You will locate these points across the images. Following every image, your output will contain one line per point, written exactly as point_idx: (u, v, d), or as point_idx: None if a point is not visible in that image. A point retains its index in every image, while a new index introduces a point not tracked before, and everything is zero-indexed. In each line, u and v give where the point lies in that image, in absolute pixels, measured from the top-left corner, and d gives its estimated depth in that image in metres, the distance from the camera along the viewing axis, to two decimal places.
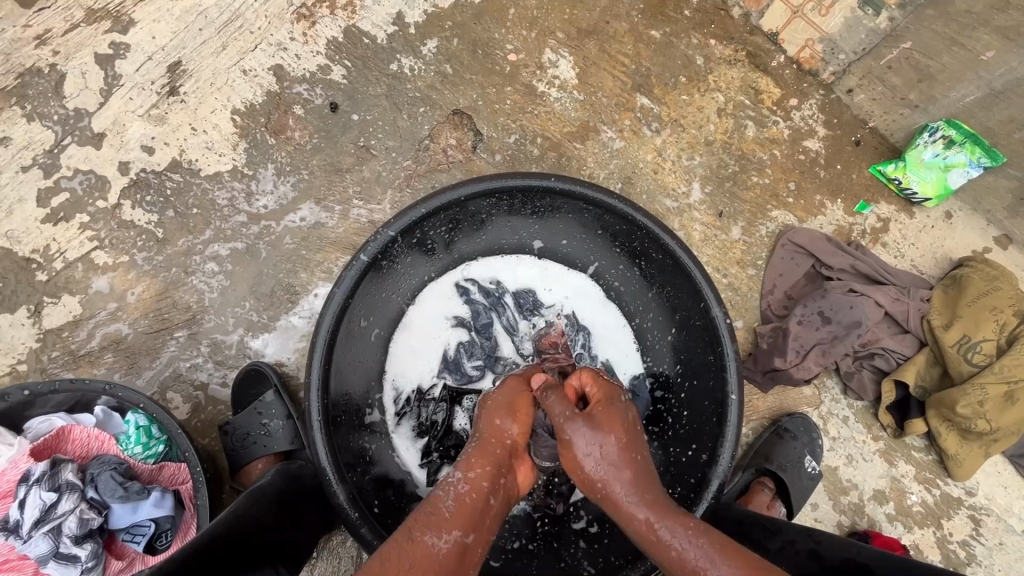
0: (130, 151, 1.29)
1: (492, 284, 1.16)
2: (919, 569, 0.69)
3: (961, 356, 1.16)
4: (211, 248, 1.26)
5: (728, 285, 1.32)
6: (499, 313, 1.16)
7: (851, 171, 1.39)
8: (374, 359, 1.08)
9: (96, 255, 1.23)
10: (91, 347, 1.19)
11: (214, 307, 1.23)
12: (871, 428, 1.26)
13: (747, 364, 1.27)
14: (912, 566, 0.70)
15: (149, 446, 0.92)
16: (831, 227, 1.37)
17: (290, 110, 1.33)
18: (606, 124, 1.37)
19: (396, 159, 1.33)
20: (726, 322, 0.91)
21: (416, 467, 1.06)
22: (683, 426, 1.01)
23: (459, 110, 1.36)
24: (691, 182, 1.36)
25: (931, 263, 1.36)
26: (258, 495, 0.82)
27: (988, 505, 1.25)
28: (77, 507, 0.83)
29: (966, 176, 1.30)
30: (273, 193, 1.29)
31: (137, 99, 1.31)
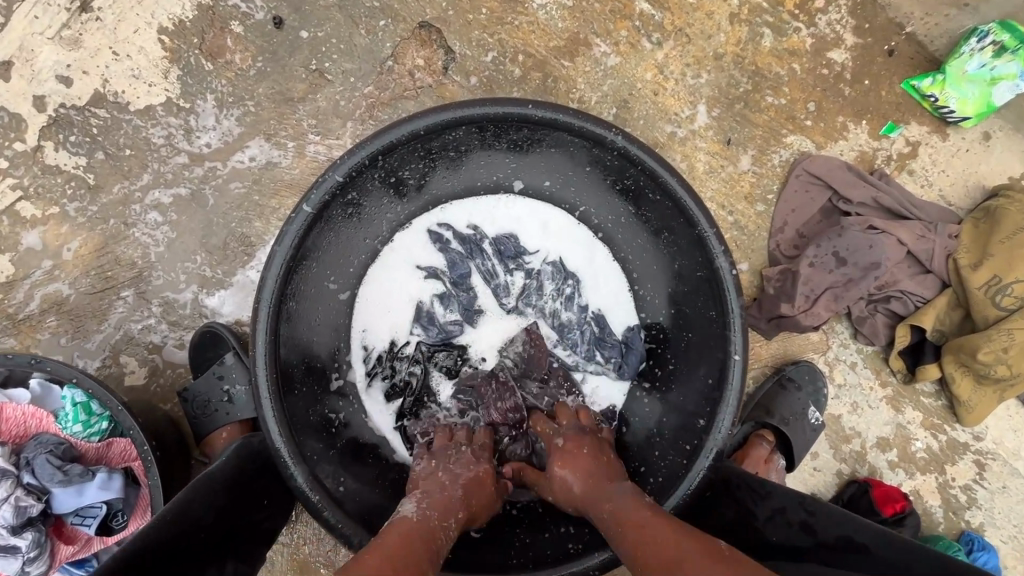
0: (43, 82, 1.10)
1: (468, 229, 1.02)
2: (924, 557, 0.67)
3: (987, 298, 1.05)
4: (151, 195, 1.11)
5: (733, 225, 1.18)
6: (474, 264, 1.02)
7: (880, 88, 1.21)
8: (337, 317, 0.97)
9: (22, 207, 1.09)
10: (31, 310, 1.08)
11: (162, 262, 1.10)
12: (879, 374, 1.18)
13: (752, 311, 1.17)
14: (917, 554, 0.68)
15: (90, 424, 0.83)
16: (853, 153, 1.21)
17: (227, 28, 1.13)
18: (599, 35, 1.17)
19: (355, 84, 1.14)
20: (731, 273, 0.79)
21: (390, 431, 0.98)
22: (682, 384, 0.92)
23: (426, 23, 1.15)
24: (697, 105, 1.19)
25: (961, 193, 1.21)
26: (199, 483, 0.73)
27: (995, 450, 1.20)
28: (12, 495, 0.76)
29: (1014, 90, 1.12)
30: (215, 129, 1.12)
31: (43, 18, 1.10)
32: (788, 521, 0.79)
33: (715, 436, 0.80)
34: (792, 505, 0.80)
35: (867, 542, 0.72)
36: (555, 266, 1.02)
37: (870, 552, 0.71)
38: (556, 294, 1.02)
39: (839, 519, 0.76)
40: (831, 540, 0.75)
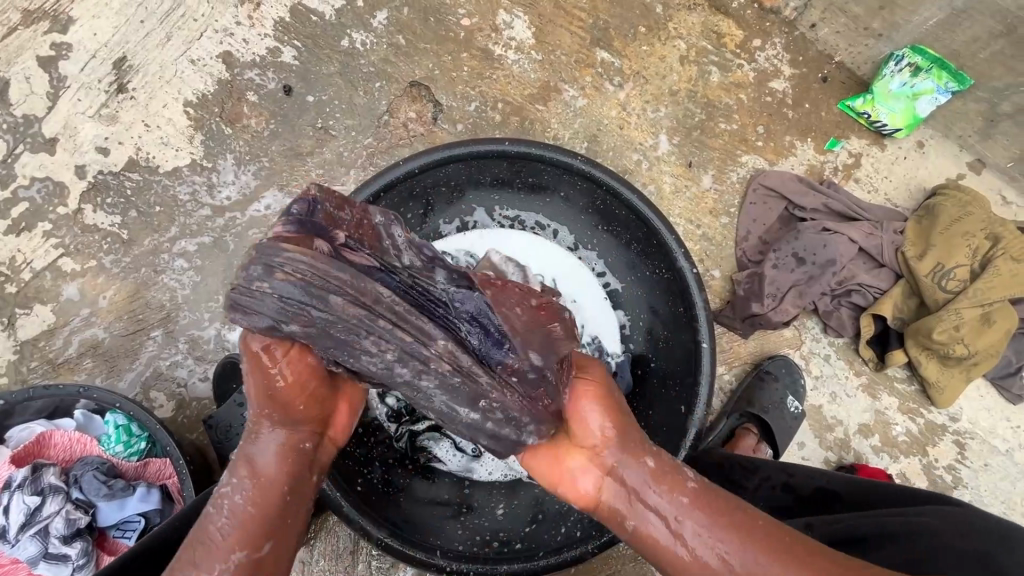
0: (85, 154, 1.26)
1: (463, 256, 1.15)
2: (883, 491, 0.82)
3: (935, 284, 1.16)
4: (178, 244, 1.24)
5: (702, 236, 1.31)
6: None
7: (820, 109, 1.37)
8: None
9: (63, 262, 1.22)
10: (70, 354, 1.19)
11: (188, 303, 1.22)
12: (853, 363, 1.27)
13: (726, 313, 1.26)
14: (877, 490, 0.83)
15: (130, 444, 0.92)
16: (802, 167, 1.36)
17: (244, 97, 1.30)
18: (567, 82, 1.34)
19: (356, 137, 1.30)
20: (692, 273, 0.94)
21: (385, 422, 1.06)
22: (656, 392, 1.05)
23: (416, 82, 1.33)
24: (658, 135, 1.34)
25: (905, 195, 1.35)
26: None
27: (972, 429, 1.27)
28: (63, 508, 0.84)
29: (934, 102, 1.29)
30: (234, 184, 1.27)
31: (85, 100, 1.28)
32: (773, 487, 0.90)
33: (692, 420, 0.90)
34: (775, 471, 0.91)
35: (838, 490, 0.85)
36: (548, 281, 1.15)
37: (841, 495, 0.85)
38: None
39: (815, 471, 0.88)
40: (808, 493, 0.87)
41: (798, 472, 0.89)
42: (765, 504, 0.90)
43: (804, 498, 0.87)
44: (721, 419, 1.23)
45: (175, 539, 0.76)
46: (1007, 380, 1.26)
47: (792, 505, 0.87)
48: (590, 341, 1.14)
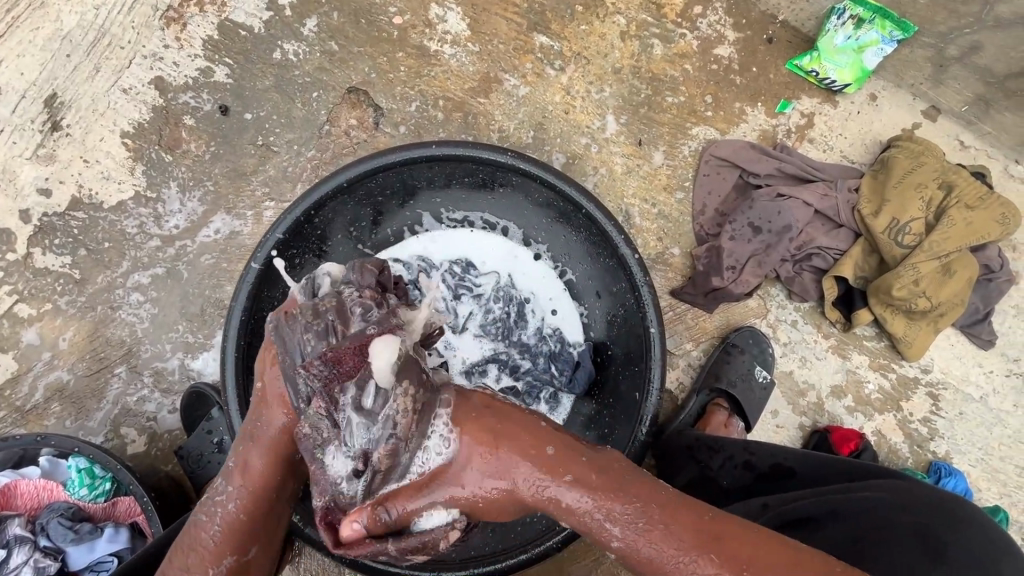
0: (27, 197, 1.25)
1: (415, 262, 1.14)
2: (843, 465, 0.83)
3: (891, 240, 1.15)
4: (132, 278, 1.23)
5: (658, 214, 1.29)
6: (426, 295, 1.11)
7: (768, 72, 1.34)
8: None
9: (19, 308, 1.22)
10: (37, 400, 1.19)
11: (148, 336, 1.22)
12: (820, 327, 1.26)
13: (689, 289, 1.25)
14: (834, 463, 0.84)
15: (95, 486, 0.93)
16: (755, 133, 1.33)
17: (181, 122, 1.28)
18: (507, 71, 1.31)
19: (299, 151, 1.28)
20: (636, 259, 0.93)
21: None
22: (618, 378, 1.05)
23: (353, 88, 1.30)
24: (605, 115, 1.32)
25: (861, 151, 1.33)
26: None
27: (945, 379, 1.26)
28: (31, 557, 0.85)
29: (880, 53, 1.26)
30: (181, 211, 1.26)
31: (21, 142, 1.26)
32: (735, 465, 0.92)
33: (647, 403, 0.92)
34: (738, 449, 0.93)
35: (794, 465, 0.87)
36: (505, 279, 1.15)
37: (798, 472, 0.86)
38: (510, 311, 1.14)
39: (773, 448, 0.90)
40: (767, 470, 0.89)
41: (757, 450, 0.91)
42: (728, 481, 0.92)
43: (763, 475, 0.89)
44: (689, 396, 1.22)
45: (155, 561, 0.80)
46: (976, 327, 1.25)
47: (751, 482, 0.90)
48: (553, 333, 1.14)
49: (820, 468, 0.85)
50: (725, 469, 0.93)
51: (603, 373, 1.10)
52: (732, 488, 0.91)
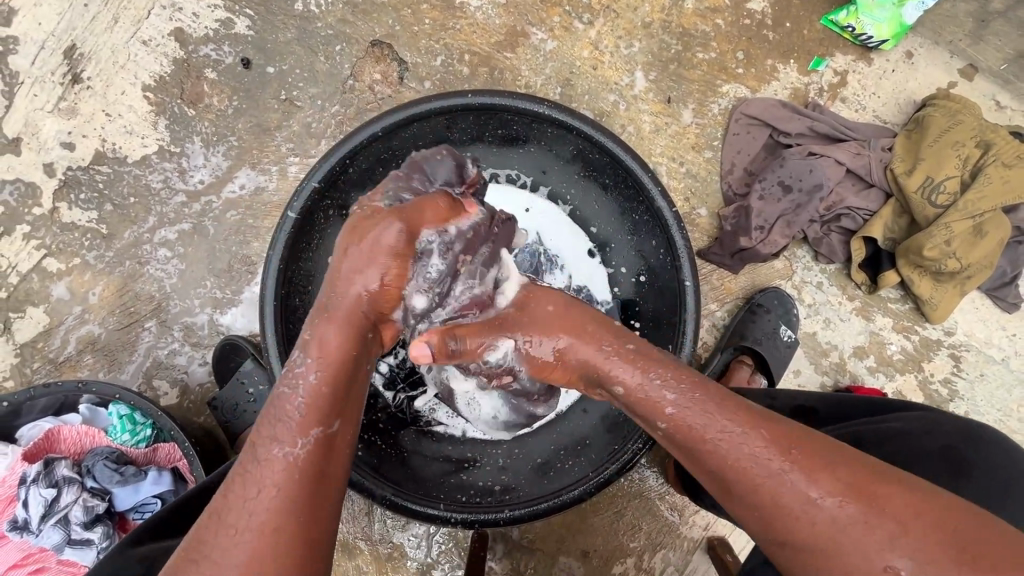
0: (51, 151, 1.24)
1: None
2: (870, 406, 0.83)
3: (924, 200, 1.13)
4: (159, 234, 1.24)
5: (686, 174, 1.28)
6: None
7: (802, 28, 1.31)
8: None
9: (48, 263, 1.22)
10: (69, 353, 1.21)
11: (177, 292, 1.23)
12: (846, 288, 1.26)
13: (715, 250, 1.25)
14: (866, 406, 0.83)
15: (136, 432, 0.95)
16: (787, 91, 1.30)
17: (202, 75, 1.26)
18: (535, 24, 1.28)
19: (323, 106, 1.27)
20: (671, 210, 0.92)
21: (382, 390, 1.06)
22: (646, 334, 1.05)
23: (377, 41, 1.27)
24: (634, 72, 1.29)
25: (894, 111, 1.30)
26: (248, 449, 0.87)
27: (967, 341, 1.27)
28: (79, 497, 0.88)
29: (921, 7, 1.22)
30: (206, 166, 1.25)
31: (42, 95, 1.24)
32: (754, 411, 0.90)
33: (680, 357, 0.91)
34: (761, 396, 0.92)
35: (815, 406, 0.87)
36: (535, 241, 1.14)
37: (816, 410, 0.86)
38: (537, 268, 1.13)
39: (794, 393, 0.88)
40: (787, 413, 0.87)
41: (780, 396, 0.89)
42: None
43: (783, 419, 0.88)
44: (712, 355, 1.24)
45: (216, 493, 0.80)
46: (1002, 290, 1.25)
47: None
48: (581, 290, 1.13)
49: (844, 407, 0.85)
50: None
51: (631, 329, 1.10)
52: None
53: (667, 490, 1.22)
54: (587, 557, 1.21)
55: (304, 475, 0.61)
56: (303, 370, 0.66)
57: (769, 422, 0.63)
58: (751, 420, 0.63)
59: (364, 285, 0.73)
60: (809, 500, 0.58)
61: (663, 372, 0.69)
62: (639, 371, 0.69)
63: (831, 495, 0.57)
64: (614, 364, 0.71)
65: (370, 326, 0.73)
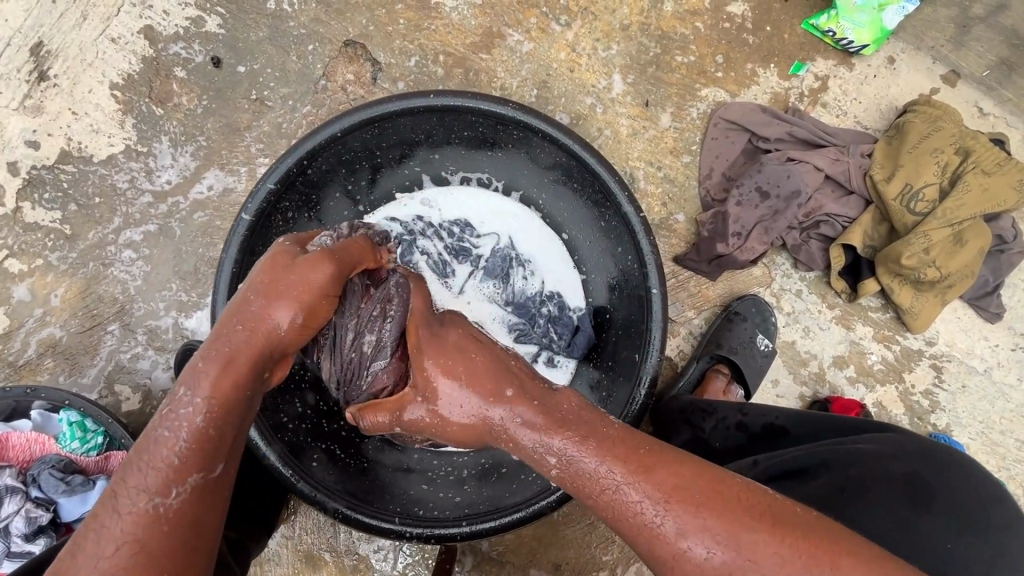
0: (15, 149, 1.21)
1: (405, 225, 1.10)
2: (834, 424, 0.82)
3: (904, 208, 1.11)
4: (124, 235, 1.21)
5: (664, 179, 1.26)
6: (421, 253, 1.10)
7: (782, 32, 1.29)
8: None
9: (9, 264, 1.19)
10: (29, 356, 1.18)
11: (141, 294, 1.20)
12: (825, 297, 1.24)
13: (692, 256, 1.22)
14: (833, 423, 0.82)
15: (87, 440, 0.92)
16: (767, 96, 1.28)
17: (171, 74, 1.24)
18: (511, 26, 1.26)
19: (294, 106, 1.24)
20: (639, 216, 0.90)
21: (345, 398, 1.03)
22: (617, 342, 1.02)
23: (350, 41, 1.25)
24: (612, 75, 1.27)
25: (876, 116, 1.28)
26: None
27: (949, 351, 1.25)
28: (22, 508, 0.85)
29: (901, 12, 1.21)
30: (173, 167, 1.22)
31: (7, 92, 1.22)
32: (727, 425, 0.89)
33: (647, 365, 0.89)
34: (730, 410, 0.90)
35: (787, 425, 0.86)
36: (505, 245, 1.12)
37: (788, 430, 0.86)
38: (509, 273, 1.11)
39: (764, 410, 0.88)
40: (759, 430, 0.87)
41: (749, 411, 0.89)
42: (721, 444, 0.90)
43: (755, 435, 0.87)
44: (688, 364, 1.21)
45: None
46: (984, 300, 1.22)
47: (745, 443, 0.88)
48: (553, 297, 1.11)
49: (810, 424, 0.84)
50: (717, 431, 0.90)
51: (603, 336, 1.08)
52: (724, 450, 0.89)
53: None
54: (558, 571, 1.18)
55: (183, 523, 0.57)
56: (188, 407, 0.59)
57: (684, 477, 0.58)
58: (641, 468, 0.59)
59: (277, 319, 0.65)
60: (694, 559, 0.55)
61: (560, 428, 0.62)
62: (537, 429, 0.62)
63: (790, 575, 0.53)
64: (507, 419, 0.63)
65: (267, 365, 0.66)
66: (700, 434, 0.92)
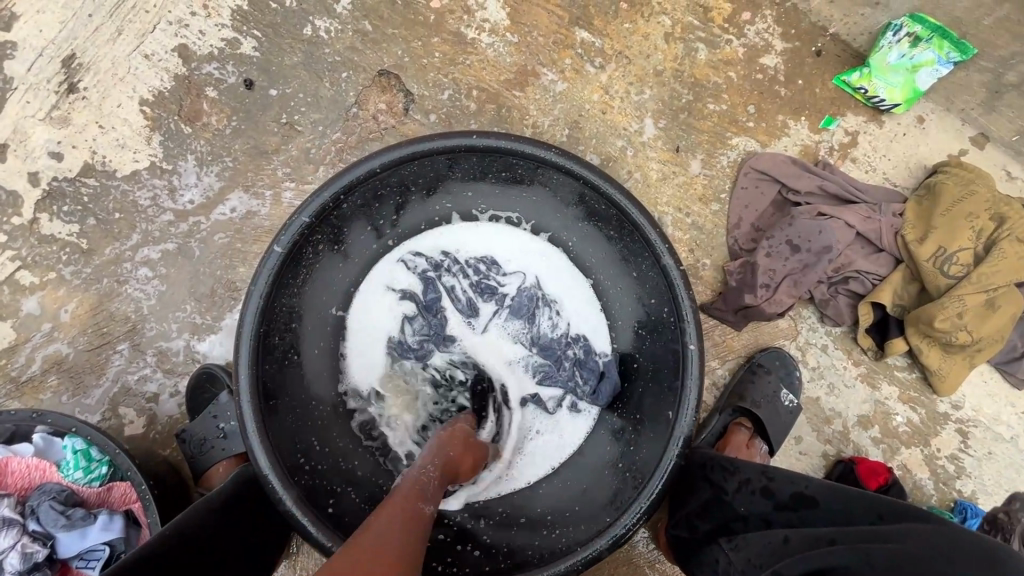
0: (37, 160, 1.19)
1: (432, 264, 1.09)
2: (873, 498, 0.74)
3: (936, 270, 1.10)
4: (141, 252, 1.18)
5: (691, 226, 1.25)
6: (447, 293, 1.09)
7: (814, 86, 1.30)
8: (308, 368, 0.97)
9: (21, 276, 1.16)
10: (33, 372, 1.14)
11: (154, 314, 1.17)
12: (851, 353, 1.22)
13: (718, 305, 1.21)
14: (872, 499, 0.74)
15: (90, 469, 0.87)
16: (797, 147, 1.28)
17: (202, 93, 1.23)
18: (545, 65, 1.26)
19: (324, 132, 1.23)
20: (678, 269, 0.87)
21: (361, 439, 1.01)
22: (644, 393, 1.00)
23: (385, 71, 1.25)
24: (644, 119, 1.27)
25: (905, 175, 1.28)
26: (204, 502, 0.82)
27: (976, 416, 1.22)
28: (19, 541, 0.81)
29: (935, 75, 1.21)
30: (197, 186, 1.21)
31: (35, 102, 1.20)
32: (752, 490, 0.84)
33: (679, 425, 0.85)
34: (754, 473, 0.85)
35: (816, 494, 0.78)
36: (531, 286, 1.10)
37: (819, 501, 0.78)
38: (534, 314, 1.09)
39: (792, 475, 0.82)
40: (787, 499, 0.80)
41: (776, 474, 0.83)
42: (746, 510, 0.84)
43: (782, 504, 0.81)
44: (711, 417, 1.18)
45: (175, 544, 0.75)
46: (1012, 366, 1.20)
47: (771, 512, 0.81)
48: (578, 340, 1.08)
49: (846, 497, 0.76)
50: (741, 495, 0.85)
51: (629, 385, 1.04)
52: (748, 517, 0.83)
53: (658, 558, 1.14)
54: None
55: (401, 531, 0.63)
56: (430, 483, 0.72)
57: None
58: None
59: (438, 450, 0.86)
60: None
61: None
62: None
63: None
64: None
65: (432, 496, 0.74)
66: (725, 499, 0.87)
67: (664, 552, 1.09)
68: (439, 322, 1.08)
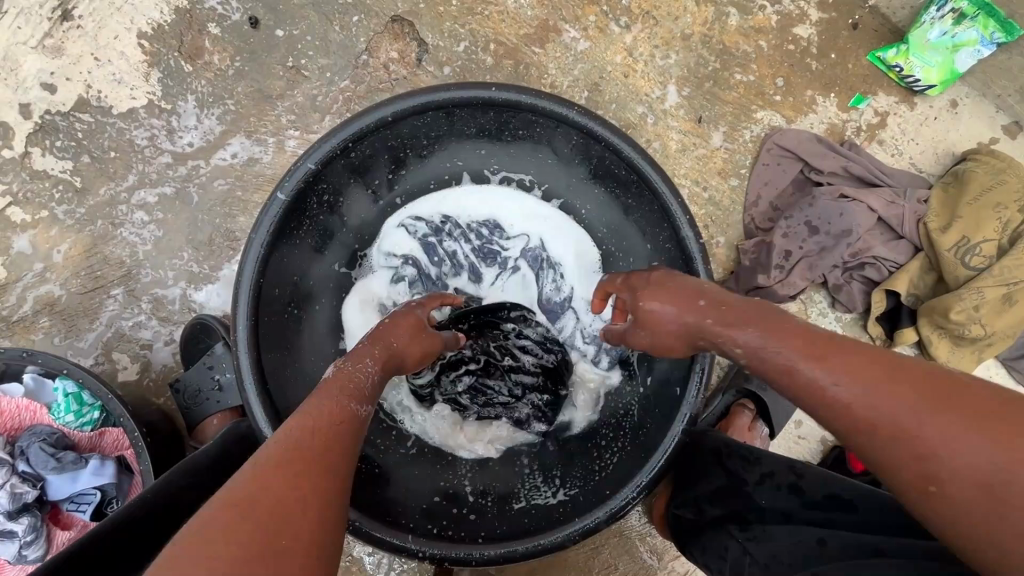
0: (29, 90, 1.13)
1: (432, 228, 1.05)
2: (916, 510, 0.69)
3: (957, 260, 1.07)
4: (137, 195, 1.14)
5: (708, 201, 1.21)
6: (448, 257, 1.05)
7: (847, 61, 1.24)
8: (309, 324, 0.95)
9: (11, 212, 1.12)
10: (24, 312, 1.11)
11: (150, 260, 1.13)
12: (859, 340, 1.20)
13: (729, 284, 1.18)
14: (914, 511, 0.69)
15: (81, 414, 0.86)
16: (823, 126, 1.23)
17: (205, 30, 1.16)
18: (568, 22, 1.20)
19: (331, 79, 1.17)
20: (697, 243, 0.82)
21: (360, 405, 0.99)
22: (650, 369, 0.97)
23: (398, 17, 1.18)
24: (667, 85, 1.21)
25: (932, 161, 1.23)
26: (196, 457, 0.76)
27: None
28: (8, 482, 0.79)
29: (976, 55, 1.16)
30: (197, 129, 1.15)
31: (26, 28, 1.13)
32: (777, 484, 0.79)
33: (685, 402, 0.83)
34: (782, 467, 0.80)
35: (853, 499, 0.73)
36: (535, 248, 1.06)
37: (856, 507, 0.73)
38: (536, 278, 1.06)
39: (830, 478, 0.77)
40: (819, 499, 0.75)
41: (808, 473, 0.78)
42: (767, 502, 0.79)
43: (813, 502, 0.76)
44: (713, 396, 1.17)
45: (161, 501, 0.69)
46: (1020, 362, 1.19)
47: (797, 509, 0.76)
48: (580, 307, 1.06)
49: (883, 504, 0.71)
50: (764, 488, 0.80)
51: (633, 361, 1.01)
52: (768, 509, 0.78)
53: (649, 531, 1.15)
54: None
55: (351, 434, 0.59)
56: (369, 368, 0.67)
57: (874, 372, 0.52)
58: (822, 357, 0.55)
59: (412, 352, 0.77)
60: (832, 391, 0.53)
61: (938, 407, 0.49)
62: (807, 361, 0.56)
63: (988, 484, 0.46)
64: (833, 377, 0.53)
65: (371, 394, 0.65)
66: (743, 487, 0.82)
67: (657, 529, 1.07)
68: (441, 287, 1.05)
